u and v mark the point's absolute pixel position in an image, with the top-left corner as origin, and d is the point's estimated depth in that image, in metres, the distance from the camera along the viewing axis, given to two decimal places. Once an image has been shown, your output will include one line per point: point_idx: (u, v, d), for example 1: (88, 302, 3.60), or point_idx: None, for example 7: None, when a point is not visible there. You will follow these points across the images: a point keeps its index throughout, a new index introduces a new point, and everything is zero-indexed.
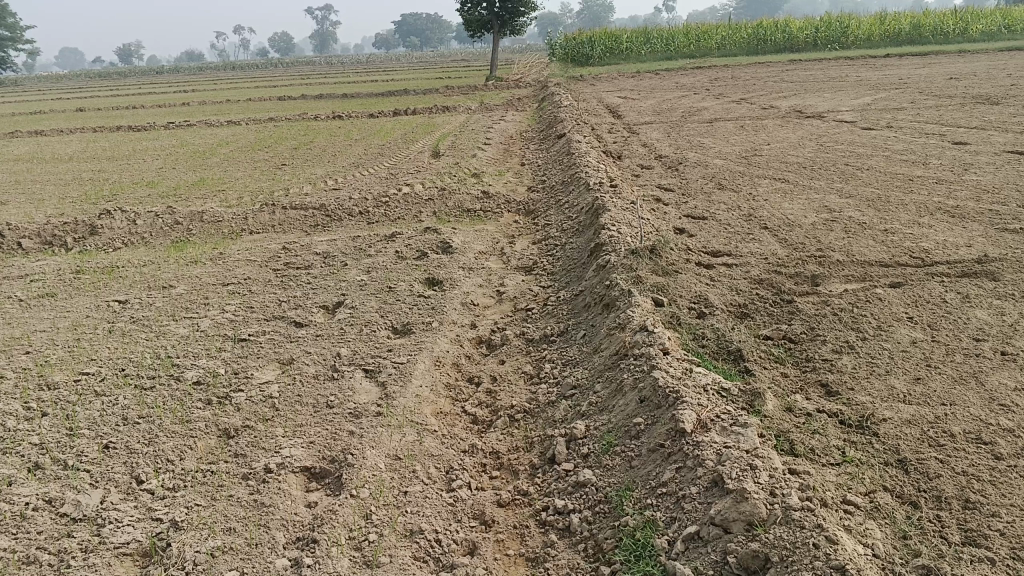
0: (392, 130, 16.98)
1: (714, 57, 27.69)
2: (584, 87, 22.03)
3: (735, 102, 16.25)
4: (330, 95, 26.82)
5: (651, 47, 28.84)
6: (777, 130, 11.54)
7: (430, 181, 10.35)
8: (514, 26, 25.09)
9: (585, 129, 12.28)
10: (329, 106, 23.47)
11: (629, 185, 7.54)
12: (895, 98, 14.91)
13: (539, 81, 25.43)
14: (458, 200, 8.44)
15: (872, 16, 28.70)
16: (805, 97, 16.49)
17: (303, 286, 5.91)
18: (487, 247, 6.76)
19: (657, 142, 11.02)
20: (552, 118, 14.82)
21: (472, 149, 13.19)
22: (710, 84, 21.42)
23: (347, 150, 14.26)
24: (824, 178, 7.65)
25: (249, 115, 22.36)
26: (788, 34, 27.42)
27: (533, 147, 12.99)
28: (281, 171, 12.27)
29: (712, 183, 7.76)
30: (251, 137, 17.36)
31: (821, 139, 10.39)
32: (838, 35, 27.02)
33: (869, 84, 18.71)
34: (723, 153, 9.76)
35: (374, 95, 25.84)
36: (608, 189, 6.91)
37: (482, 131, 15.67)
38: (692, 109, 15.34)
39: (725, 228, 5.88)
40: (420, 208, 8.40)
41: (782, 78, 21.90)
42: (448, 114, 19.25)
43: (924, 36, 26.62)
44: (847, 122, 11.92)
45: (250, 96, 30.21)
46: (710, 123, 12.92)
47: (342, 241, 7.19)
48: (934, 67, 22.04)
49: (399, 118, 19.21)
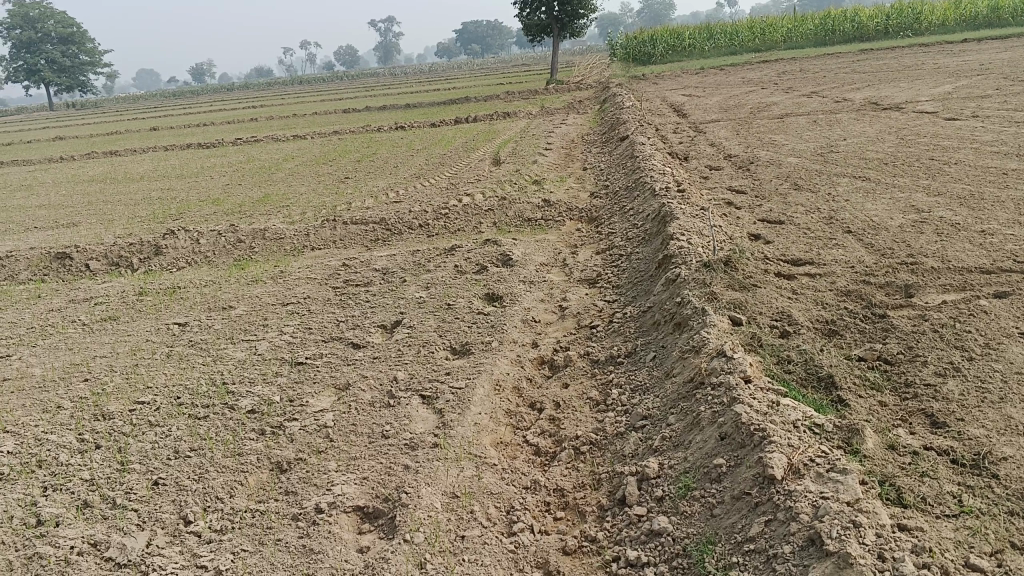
0: (453, 138, 16.88)
1: (780, 50, 26.87)
2: (647, 86, 21.59)
3: (805, 96, 15.61)
4: (392, 105, 26.96)
5: (714, 42, 28.16)
6: (852, 123, 10.99)
7: (491, 190, 10.15)
8: (573, 28, 24.81)
9: (649, 130, 11.92)
10: (391, 116, 23.56)
11: (698, 189, 7.20)
12: (979, 85, 14.09)
13: (601, 83, 25.06)
14: (519, 209, 8.21)
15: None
16: (880, 87, 15.76)
17: (361, 304, 5.75)
18: (550, 258, 6.51)
19: (725, 141, 10.60)
20: (615, 120, 14.49)
21: (534, 155, 12.96)
22: (778, 78, 20.74)
23: (408, 161, 14.19)
24: (909, 175, 7.17)
25: (313, 128, 22.59)
26: (857, 23, 26.43)
27: (595, 151, 12.69)
28: (342, 184, 12.23)
29: (787, 184, 7.35)
30: (314, 150, 17.47)
31: (900, 132, 9.83)
32: (910, 22, 25.91)
33: (948, 71, 17.80)
34: (796, 151, 9.30)
35: (435, 103, 25.84)
36: (675, 194, 6.59)
37: (543, 136, 15.42)
38: (761, 104, 14.81)
39: (804, 234, 5.50)
40: (481, 218, 8.20)
41: (854, 69, 21.07)
42: (509, 120, 19.07)
43: (1003, 19, 25.32)
44: (928, 113, 11.28)
45: (314, 109, 30.59)
46: (779, 119, 12.42)
47: (401, 255, 7.03)
48: (1017, 51, 20.89)
49: (460, 125, 19.11)
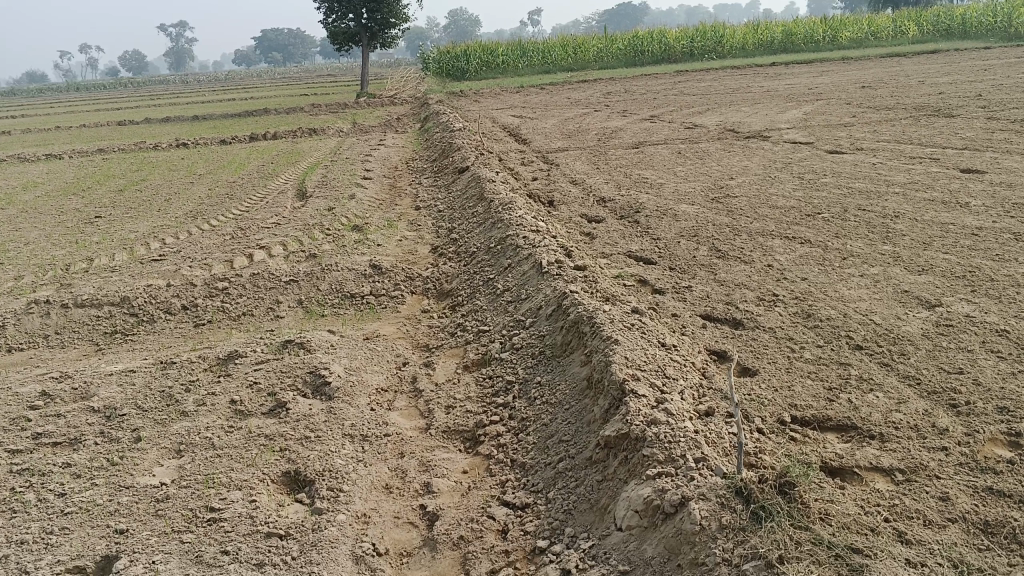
0: (249, 160, 14.08)
1: (594, 69, 25.95)
2: (469, 104, 19.67)
3: (648, 120, 14.28)
4: (177, 117, 23.34)
5: (527, 60, 26.85)
6: (725, 155, 9.47)
7: (296, 242, 7.63)
8: (384, 39, 22.72)
9: (492, 161, 9.86)
10: (174, 130, 20.13)
11: (591, 257, 5.15)
12: (828, 112, 13.25)
13: (418, 98, 22.90)
14: (336, 280, 5.81)
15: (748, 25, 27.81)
16: (723, 112, 14.64)
17: (47, 509, 3.12)
18: (390, 378, 4.20)
19: (586, 176, 8.76)
20: (445, 144, 12.38)
21: (349, 187, 10.55)
22: (606, 99, 19.54)
23: (187, 193, 11.29)
24: (855, 235, 5.48)
25: (75, 145, 18.72)
26: (664, 44, 26.10)
27: (424, 184, 10.51)
28: (90, 227, 9.22)
29: (703, 247, 5.47)
30: (68, 175, 14.00)
31: (789, 168, 8.37)
32: (715, 45, 25.94)
33: (782, 96, 17.21)
34: (681, 191, 7.56)
35: (228, 115, 22.53)
36: (572, 272, 4.48)
37: (359, 161, 12.96)
38: (606, 129, 13.21)
39: (794, 349, 3.55)
40: (278, 294, 5.71)
41: (683, 90, 20.26)
42: (315, 138, 16.45)
43: (797, 45, 25.96)
44: (801, 144, 9.97)
45: (84, 120, 26.15)
46: (637, 148, 10.84)
47: (146, 372, 4.43)
48: (832, 76, 20.91)
49: (256, 145, 16.15)
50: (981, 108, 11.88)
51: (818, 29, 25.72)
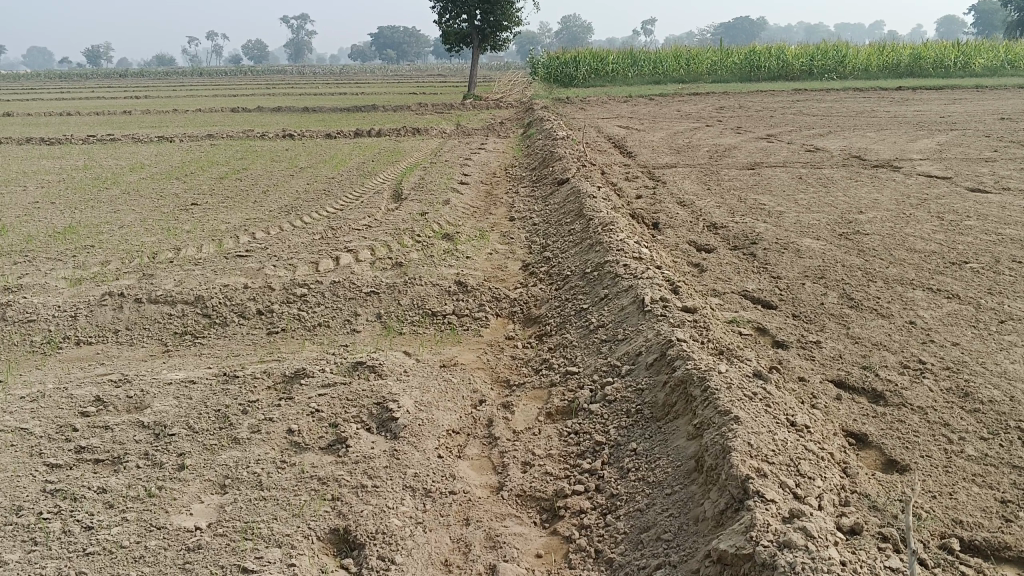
0: (349, 156, 13.98)
1: (706, 83, 25.02)
2: (575, 112, 19.19)
3: (762, 140, 13.48)
4: (287, 108, 23.71)
5: (637, 70, 26.13)
6: (850, 185, 8.68)
7: (383, 248, 7.30)
8: (495, 41, 22.48)
9: (594, 174, 9.34)
10: (282, 121, 20.39)
11: (700, 295, 4.58)
12: (964, 144, 12.17)
13: (523, 103, 22.55)
14: (419, 295, 5.41)
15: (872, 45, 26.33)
16: (845, 136, 13.69)
17: (68, 545, 2.77)
18: (465, 418, 3.73)
19: (695, 198, 8.14)
20: (547, 152, 11.94)
21: (444, 190, 10.22)
22: (718, 114, 18.73)
23: (284, 185, 11.18)
24: (1013, 292, 4.73)
25: (187, 129, 19.14)
26: (782, 61, 24.94)
27: (521, 193, 10.08)
28: (184, 215, 9.15)
29: (831, 293, 4.81)
30: (175, 159, 14.19)
31: (925, 205, 7.54)
32: (835, 65, 24.64)
33: (911, 122, 16.06)
34: (801, 223, 6.86)
35: (335, 109, 22.71)
36: (680, 313, 3.92)
37: (457, 164, 12.64)
38: (718, 147, 12.50)
39: (952, 441, 2.92)
40: (356, 304, 5.33)
41: (801, 110, 19.24)
42: (417, 138, 16.28)
43: (924, 69, 24.41)
44: (937, 178, 9.07)
45: (200, 106, 26.90)
46: (751, 170, 10.13)
47: (206, 385, 4.10)
48: (966, 104, 19.47)
49: (359, 140, 16.09)
50: None
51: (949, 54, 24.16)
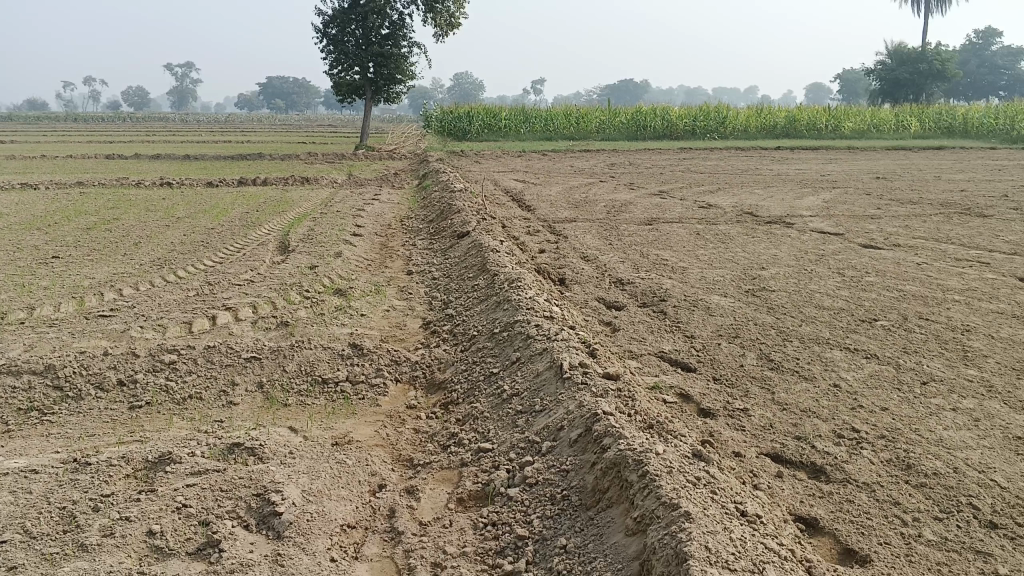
0: (234, 206, 13.24)
1: (596, 139, 25.49)
2: (470, 165, 19.03)
3: (657, 196, 13.59)
4: (168, 156, 22.59)
5: (529, 125, 26.39)
6: (749, 241, 8.70)
7: (269, 305, 6.72)
8: (388, 94, 22.24)
9: (494, 228, 9.05)
10: (161, 168, 19.35)
11: (618, 359, 4.27)
12: (848, 201, 12.60)
13: (417, 155, 22.28)
14: (309, 360, 4.89)
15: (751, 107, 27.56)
16: (736, 193, 13.98)
17: None
18: (363, 508, 3.25)
19: (598, 252, 7.94)
20: (444, 204, 11.61)
21: (336, 243, 9.70)
22: (611, 170, 18.96)
23: (160, 237, 10.38)
24: (927, 351, 4.65)
25: (55, 176, 17.85)
26: (667, 121, 25.66)
27: (418, 246, 9.68)
28: (43, 269, 8.27)
29: (750, 353, 4.60)
30: (39, 208, 13.09)
31: (823, 261, 7.58)
32: (716, 124, 25.59)
33: (794, 180, 16.65)
34: (707, 279, 6.73)
35: (220, 157, 21.79)
36: (602, 382, 3.59)
37: (350, 215, 12.14)
38: (615, 202, 12.49)
39: (906, 524, 2.67)
40: (237, 372, 4.77)
41: (690, 167, 19.73)
42: (307, 188, 15.68)
43: (798, 131, 25.66)
44: (829, 234, 9.21)
45: (73, 152, 25.37)
46: (650, 225, 10.09)
47: (50, 474, 3.47)
48: (841, 164, 20.46)
49: (245, 190, 15.32)
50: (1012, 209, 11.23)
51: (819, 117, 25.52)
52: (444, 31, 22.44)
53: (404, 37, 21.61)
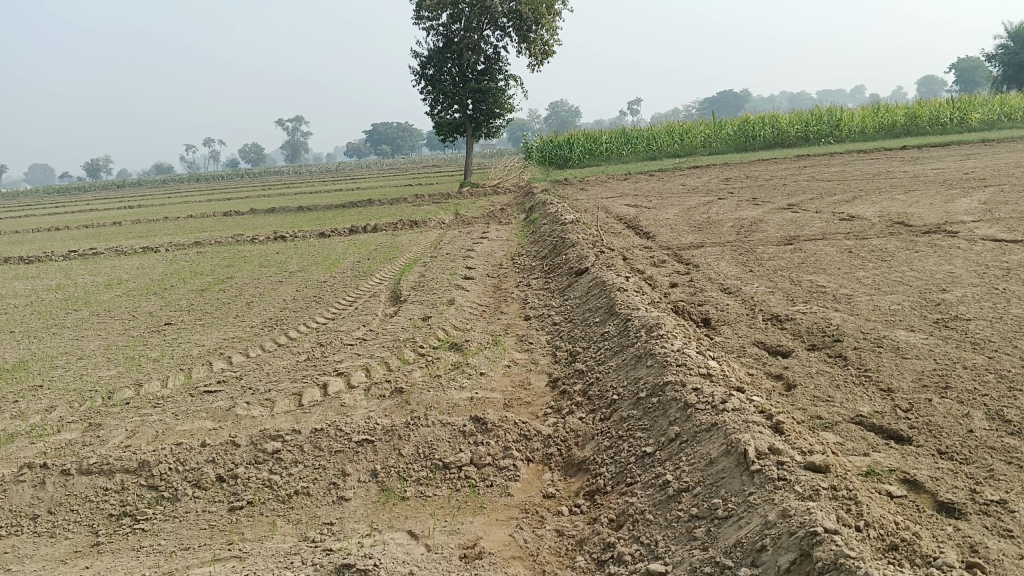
0: (343, 255, 12.95)
1: (703, 155, 24.30)
2: (577, 193, 18.32)
3: (785, 211, 12.47)
4: (279, 208, 22.87)
5: (632, 146, 25.45)
6: (912, 257, 7.58)
7: (381, 367, 6.13)
8: (489, 129, 21.90)
9: (616, 262, 8.27)
10: (272, 221, 19.48)
11: (808, 433, 3.39)
12: (1010, 201, 11.14)
13: (522, 187, 21.74)
14: (428, 440, 4.21)
15: (868, 107, 25.76)
16: (874, 201, 12.69)
17: None
18: None
19: (738, 283, 7.03)
20: (557, 237, 10.90)
21: (447, 288, 9.12)
22: (727, 186, 17.84)
23: (270, 295, 10.07)
24: None
25: (173, 237, 18.19)
26: (777, 130, 24.26)
27: (533, 286, 8.98)
28: (154, 339, 8.00)
29: (974, 411, 3.62)
30: (156, 271, 13.15)
31: (1013, 276, 6.41)
32: (831, 128, 23.98)
33: (936, 181, 15.11)
34: (878, 309, 5.71)
35: (328, 206, 21.84)
36: (809, 480, 2.74)
37: (460, 256, 11.59)
38: (741, 221, 11.47)
39: None
40: (346, 459, 4.13)
41: (814, 176, 18.36)
42: (415, 231, 15.31)
43: (922, 127, 23.75)
44: (1006, 243, 7.95)
45: (191, 211, 26.13)
46: (788, 245, 9.06)
47: None
48: (984, 159, 18.61)
49: (354, 238, 15.07)
50: None
51: (944, 111, 23.56)
52: (540, 59, 21.90)
53: (501, 70, 21.24)
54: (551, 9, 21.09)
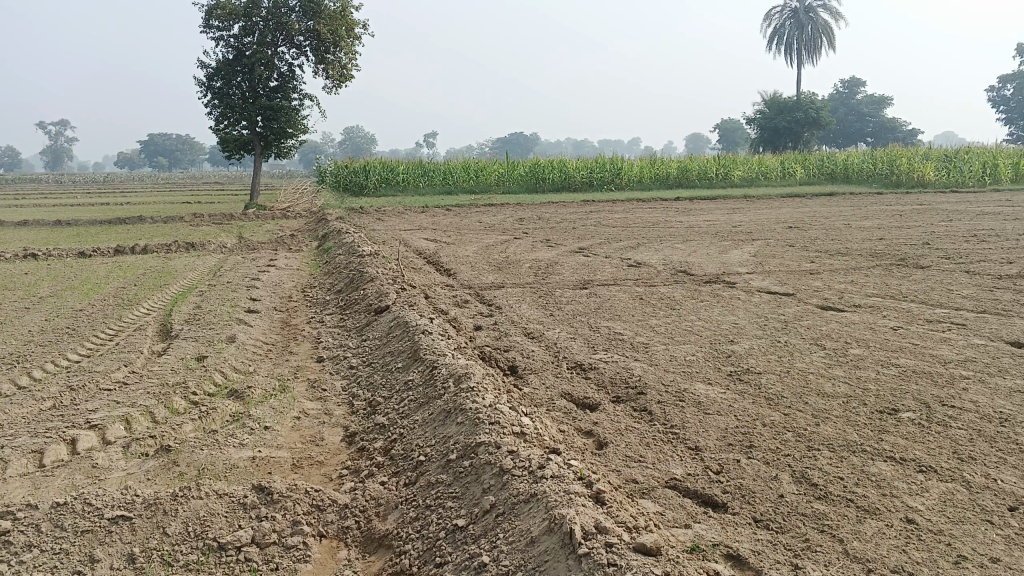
0: (107, 279, 11.56)
1: (496, 193, 24.65)
2: (373, 223, 17.86)
3: (578, 253, 12.77)
4: (33, 221, 20.32)
5: (427, 179, 25.31)
6: (701, 306, 7.87)
7: (146, 417, 5.32)
8: (279, 149, 20.85)
9: (417, 301, 7.92)
10: (22, 236, 17.20)
11: (629, 503, 3.20)
12: (777, 254, 12.09)
13: (313, 213, 20.87)
14: (201, 514, 3.59)
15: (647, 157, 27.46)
16: (659, 248, 13.33)
17: None
18: None
19: (541, 328, 6.91)
20: (352, 270, 10.38)
21: (230, 322, 8.31)
22: (521, 225, 18.13)
23: (11, 324, 8.67)
24: (988, 458, 3.77)
25: None
26: (566, 173, 25.17)
27: (326, 324, 8.40)
28: None
29: (780, 473, 3.62)
30: None
31: (792, 329, 6.79)
32: (614, 175, 25.26)
33: (711, 230, 16.24)
34: (677, 359, 5.77)
35: (93, 222, 19.70)
36: (642, 567, 2.51)
37: (244, 286, 10.71)
38: (537, 262, 11.56)
39: None
40: (96, 540, 3.41)
41: (602, 220, 19.16)
42: (193, 255, 14.08)
43: (693, 180, 25.66)
44: (780, 295, 8.50)
45: None
46: (585, 289, 9.17)
47: None
48: (748, 212, 20.35)
49: (121, 260, 13.56)
50: (945, 258, 10.86)
51: (712, 166, 25.63)
52: (337, 82, 21.29)
53: (295, 89, 20.37)
54: (350, 33, 20.56)
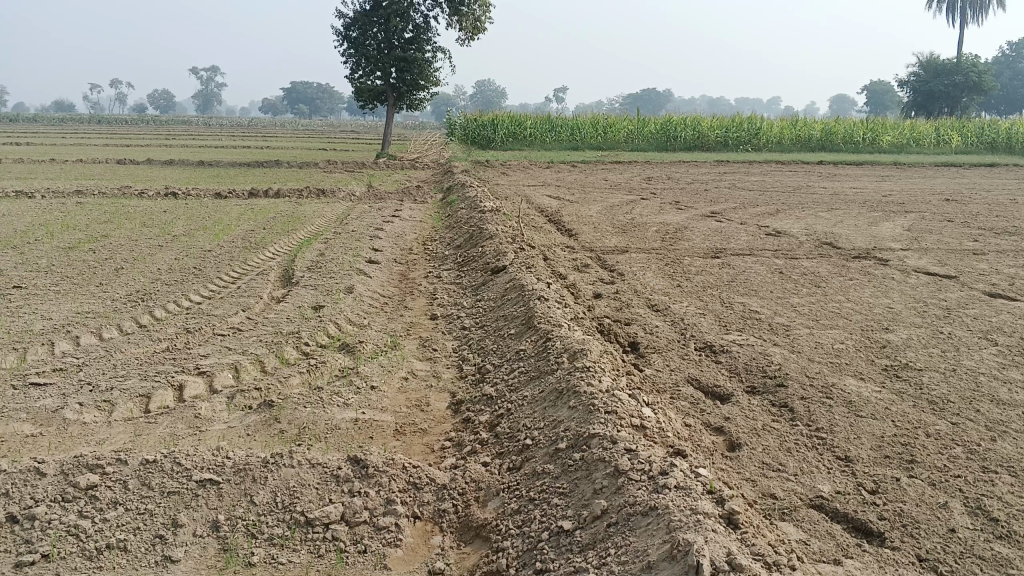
0: (238, 221, 11.77)
1: (625, 150, 23.80)
2: (497, 177, 17.57)
3: (709, 218, 12.04)
4: (179, 161, 21.19)
5: (554, 133, 24.69)
6: (848, 286, 7.12)
7: (255, 368, 5.20)
8: (411, 101, 20.83)
9: (537, 262, 7.54)
10: (166, 176, 17.91)
11: (765, 527, 2.73)
12: (933, 230, 10.96)
13: (440, 165, 20.80)
14: (292, 484, 3.36)
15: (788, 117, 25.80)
16: (798, 216, 12.39)
17: None
18: None
19: (668, 299, 6.39)
20: (473, 225, 10.10)
21: (348, 272, 8.20)
22: (650, 185, 17.40)
23: (145, 261, 8.88)
24: None
25: (50, 183, 16.43)
26: (699, 131, 23.98)
27: (442, 279, 8.16)
28: None
29: (951, 499, 3.03)
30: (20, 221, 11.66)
31: (956, 319, 5.98)
32: (751, 136, 23.87)
33: (857, 200, 15.03)
34: (822, 346, 5.14)
35: (233, 164, 20.32)
36: None
37: (367, 235, 10.63)
38: (666, 226, 10.95)
39: None
40: (184, 502, 3.24)
41: (736, 184, 18.16)
42: (321, 201, 14.21)
43: (837, 144, 23.93)
44: (940, 278, 7.60)
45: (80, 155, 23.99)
46: (717, 258, 8.53)
47: None
48: (899, 181, 18.79)
49: (253, 202, 13.84)
50: None
51: (859, 129, 23.78)
52: (470, 33, 20.96)
53: (429, 41, 20.20)
54: None
